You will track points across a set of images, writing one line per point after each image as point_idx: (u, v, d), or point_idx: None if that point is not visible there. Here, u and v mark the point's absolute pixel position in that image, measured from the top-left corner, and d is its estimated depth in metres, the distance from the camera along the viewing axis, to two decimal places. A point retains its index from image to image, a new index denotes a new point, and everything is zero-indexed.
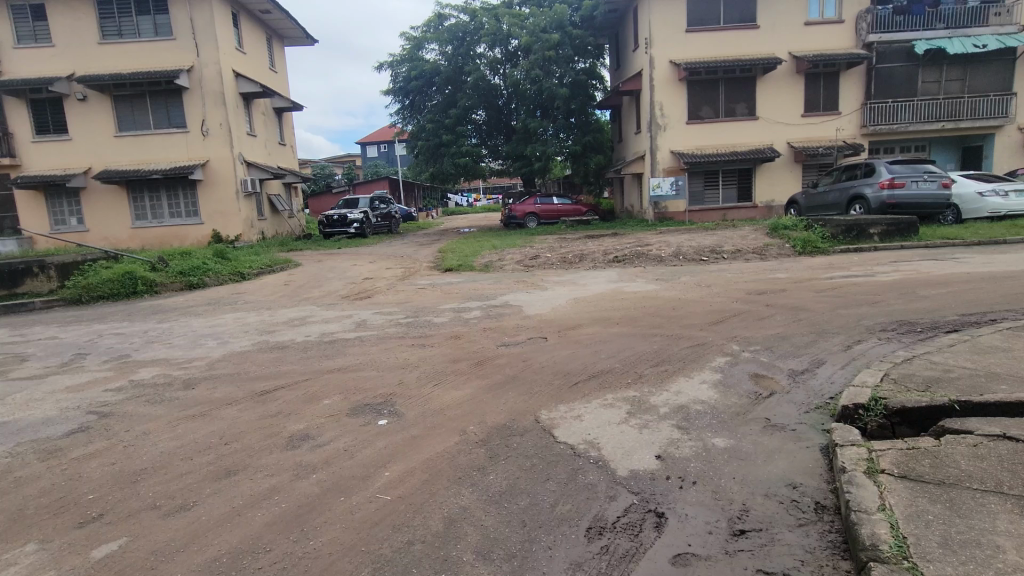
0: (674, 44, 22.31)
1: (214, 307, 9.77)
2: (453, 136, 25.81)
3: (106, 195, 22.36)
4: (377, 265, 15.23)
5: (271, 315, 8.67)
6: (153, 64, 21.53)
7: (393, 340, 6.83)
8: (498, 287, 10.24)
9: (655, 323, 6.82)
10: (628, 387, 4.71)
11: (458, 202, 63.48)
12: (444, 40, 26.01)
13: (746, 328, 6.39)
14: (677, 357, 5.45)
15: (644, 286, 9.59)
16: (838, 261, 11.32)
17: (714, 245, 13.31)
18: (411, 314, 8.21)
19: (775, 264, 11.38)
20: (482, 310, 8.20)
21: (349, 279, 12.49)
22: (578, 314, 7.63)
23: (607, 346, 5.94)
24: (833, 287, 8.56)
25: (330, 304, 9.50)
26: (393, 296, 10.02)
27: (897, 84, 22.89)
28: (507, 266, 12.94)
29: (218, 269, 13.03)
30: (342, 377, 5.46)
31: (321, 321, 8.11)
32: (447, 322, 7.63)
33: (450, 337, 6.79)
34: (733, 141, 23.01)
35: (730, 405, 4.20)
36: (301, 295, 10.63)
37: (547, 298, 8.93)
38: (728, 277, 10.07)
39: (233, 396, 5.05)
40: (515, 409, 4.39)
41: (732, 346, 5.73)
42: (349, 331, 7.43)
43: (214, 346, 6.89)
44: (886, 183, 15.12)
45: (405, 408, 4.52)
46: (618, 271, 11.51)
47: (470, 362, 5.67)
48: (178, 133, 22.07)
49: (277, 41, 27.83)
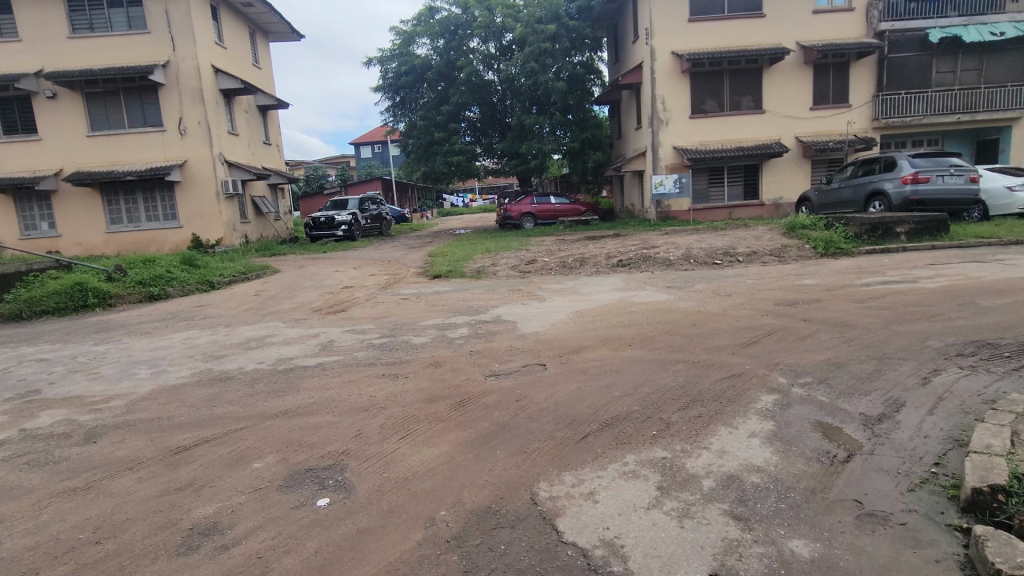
0: (676, 34, 21.19)
1: (167, 324, 8.59)
2: (445, 134, 24.70)
3: (78, 197, 21.12)
4: (361, 271, 14.09)
5: (226, 335, 7.50)
6: (127, 60, 20.34)
7: (360, 369, 5.66)
8: (490, 298, 9.09)
9: (675, 345, 5.71)
10: (654, 443, 3.57)
11: (453, 203, 62.29)
12: (435, 33, 24.81)
13: (788, 352, 5.26)
14: (712, 396, 4.31)
15: (655, 295, 8.44)
16: (866, 263, 10.21)
17: (727, 246, 12.19)
18: (388, 333, 7.05)
19: (798, 268, 10.26)
20: (470, 327, 7.05)
21: (326, 287, 11.35)
22: (582, 332, 6.49)
23: (620, 379, 4.79)
24: (874, 296, 7.41)
25: (297, 320, 8.33)
26: (371, 308, 8.88)
27: (910, 75, 21.77)
28: (501, 272, 11.79)
29: (184, 278, 11.89)
30: (288, 424, 4.32)
31: (282, 342, 6.94)
32: (428, 343, 6.48)
33: (429, 365, 5.64)
34: (738, 136, 21.87)
35: (799, 477, 3.05)
36: (268, 308, 9.46)
37: (544, 311, 7.78)
38: (749, 284, 8.92)
39: (141, 454, 3.89)
40: (507, 479, 3.25)
41: (778, 379, 4.59)
42: (310, 356, 6.25)
43: (146, 379, 5.71)
44: (909, 177, 13.99)
45: (357, 478, 3.38)
46: (623, 277, 10.36)
47: (451, 403, 4.53)
48: (154, 132, 20.88)
49: (260, 36, 26.64)
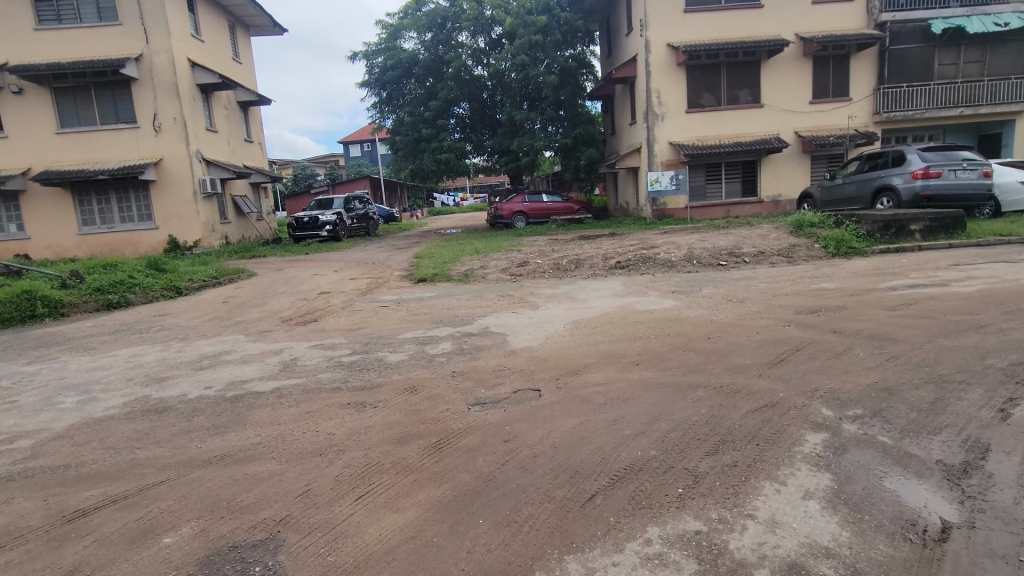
0: (672, 26, 20.41)
1: (116, 338, 7.68)
2: (433, 130, 23.77)
3: (46, 197, 20.07)
4: (341, 274, 13.22)
5: (178, 352, 6.61)
6: (98, 53, 19.35)
7: (323, 397, 4.82)
8: (477, 306, 8.24)
9: (691, 364, 4.91)
10: (682, 509, 2.78)
11: (443, 202, 61.40)
12: (422, 26, 23.93)
13: (825, 374, 4.47)
14: (744, 435, 3.53)
15: (660, 302, 7.64)
16: (884, 264, 9.47)
17: (731, 246, 11.41)
18: (360, 349, 6.19)
19: (811, 269, 9.49)
20: (453, 342, 6.22)
21: (301, 293, 10.49)
22: (580, 348, 5.66)
23: (631, 411, 3.97)
24: (905, 302, 6.63)
25: (261, 332, 7.45)
26: (346, 318, 8.04)
27: (912, 67, 21.07)
28: (490, 275, 10.93)
29: (148, 284, 11.01)
30: (220, 476, 3.47)
31: (240, 361, 6.09)
32: (405, 362, 5.66)
33: (404, 391, 4.81)
34: (736, 131, 21.12)
35: (887, 570, 2.27)
36: (233, 318, 8.57)
37: (537, 320, 6.97)
38: (762, 288, 8.13)
39: (25, 523, 3.04)
40: (490, 568, 2.44)
41: (822, 412, 3.79)
42: (267, 379, 5.40)
43: (70, 409, 4.83)
44: (919, 172, 13.26)
45: (294, 564, 2.56)
46: (623, 280, 9.56)
47: (425, 445, 3.71)
48: (126, 129, 19.88)
49: (240, 30, 25.68)
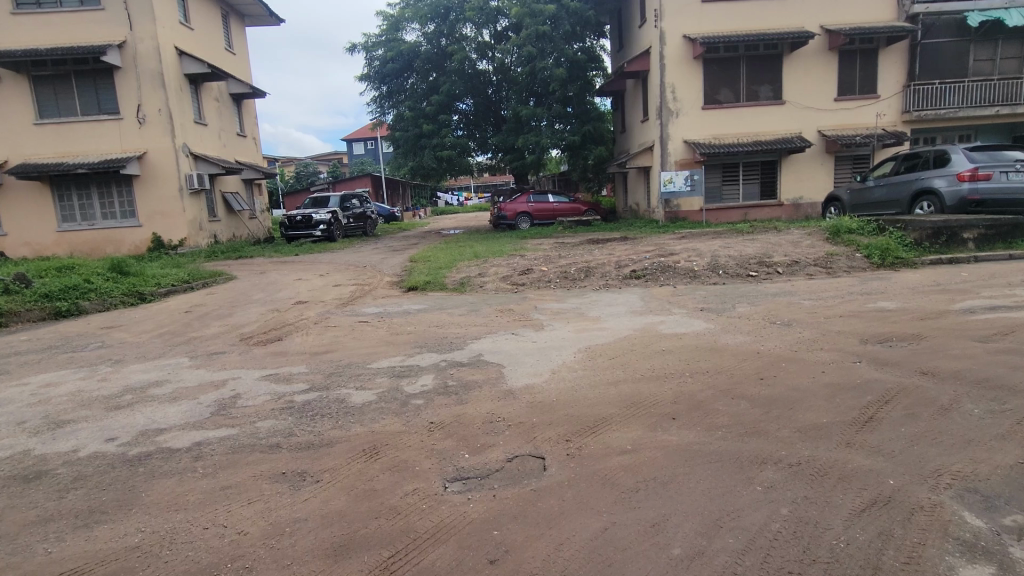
0: (690, 17, 19.12)
1: (43, 358, 6.48)
2: (434, 126, 22.53)
3: (23, 193, 18.90)
4: (326, 279, 12.02)
5: (101, 382, 5.40)
6: (79, 39, 18.19)
7: (256, 460, 3.59)
8: (470, 324, 6.98)
9: (747, 422, 3.67)
10: None
11: (447, 201, 60.40)
12: (424, 17, 22.72)
13: (941, 447, 3.22)
14: (861, 566, 2.29)
15: (688, 323, 6.37)
16: (943, 279, 8.17)
17: (760, 254, 10.17)
18: (319, 385, 4.93)
19: (859, 284, 8.21)
20: (436, 376, 4.99)
21: (275, 303, 9.28)
22: (595, 390, 4.41)
23: (677, 508, 2.73)
24: (997, 331, 5.34)
25: (213, 354, 6.23)
26: (317, 336, 6.84)
27: (945, 62, 19.71)
28: (489, 284, 9.73)
29: (107, 290, 9.86)
30: None
31: (171, 397, 4.86)
32: (372, 405, 4.43)
33: (363, 454, 3.58)
34: (755, 129, 19.82)
35: None
36: (187, 334, 7.34)
37: (541, 347, 5.72)
38: (807, 307, 6.89)
39: None
40: None
41: (967, 520, 2.55)
42: (193, 428, 4.16)
43: None
44: (966, 173, 11.87)
45: None
46: (639, 294, 8.32)
47: (371, 564, 2.48)
48: (109, 120, 18.73)
49: (235, 19, 24.54)
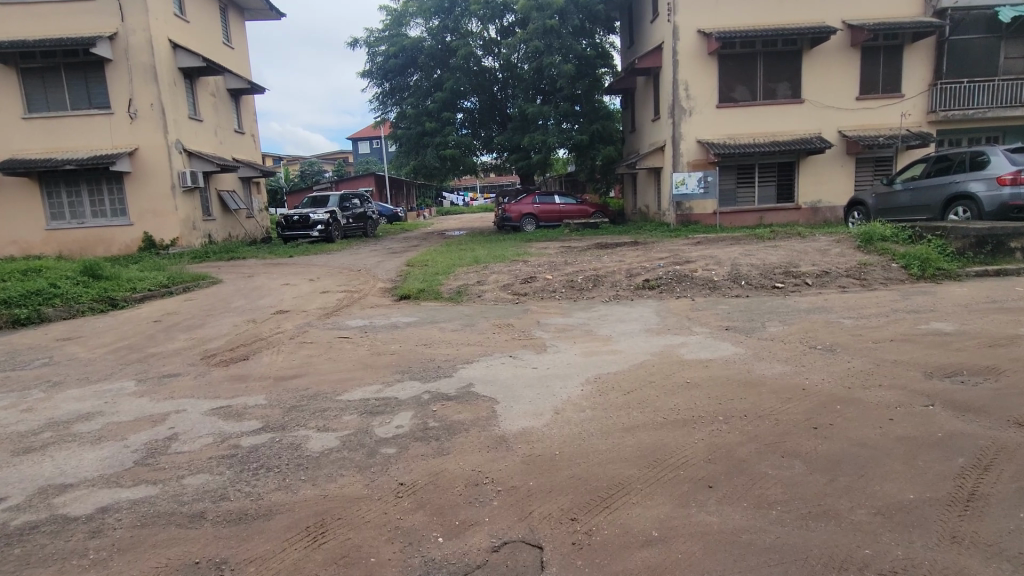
0: (705, 11, 18.21)
1: None
2: (437, 124, 21.69)
3: (10, 190, 18.15)
4: (315, 285, 11.20)
5: (23, 414, 4.57)
6: (68, 31, 17.47)
7: (168, 541, 2.75)
8: (462, 343, 6.11)
9: (809, 496, 2.80)
10: None
11: (454, 201, 59.68)
12: (428, 12, 21.97)
13: None
14: None
15: (713, 346, 5.50)
16: (998, 294, 7.24)
17: (786, 262, 9.28)
18: (274, 424, 4.08)
19: (903, 299, 7.30)
20: (415, 414, 4.15)
21: (254, 312, 8.48)
22: (609, 440, 3.54)
23: None
24: None
25: (165, 377, 5.41)
26: (288, 354, 6.02)
27: (974, 60, 18.73)
28: (487, 293, 8.88)
29: (76, 296, 9.09)
30: None
31: (98, 437, 4.03)
32: (333, 453, 3.60)
33: (309, 534, 2.74)
34: (773, 128, 18.88)
35: None
36: (147, 349, 6.54)
37: (542, 375, 4.86)
38: (850, 328, 6.00)
39: None
40: None
41: None
42: (107, 485, 3.32)
43: None
44: (1008, 177, 10.90)
45: None
46: (655, 307, 7.46)
47: None
48: (99, 115, 17.99)
49: (234, 13, 23.81)
